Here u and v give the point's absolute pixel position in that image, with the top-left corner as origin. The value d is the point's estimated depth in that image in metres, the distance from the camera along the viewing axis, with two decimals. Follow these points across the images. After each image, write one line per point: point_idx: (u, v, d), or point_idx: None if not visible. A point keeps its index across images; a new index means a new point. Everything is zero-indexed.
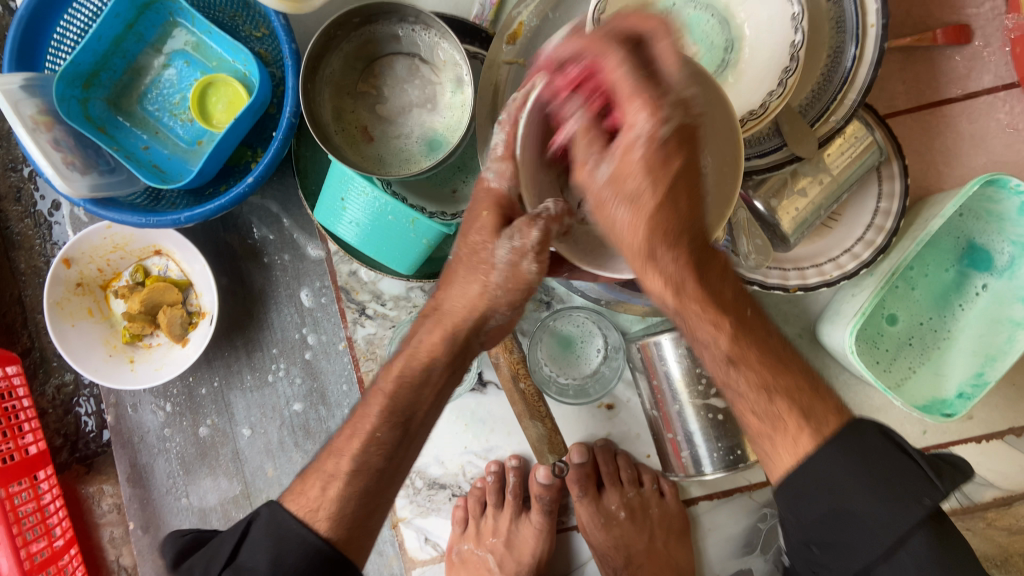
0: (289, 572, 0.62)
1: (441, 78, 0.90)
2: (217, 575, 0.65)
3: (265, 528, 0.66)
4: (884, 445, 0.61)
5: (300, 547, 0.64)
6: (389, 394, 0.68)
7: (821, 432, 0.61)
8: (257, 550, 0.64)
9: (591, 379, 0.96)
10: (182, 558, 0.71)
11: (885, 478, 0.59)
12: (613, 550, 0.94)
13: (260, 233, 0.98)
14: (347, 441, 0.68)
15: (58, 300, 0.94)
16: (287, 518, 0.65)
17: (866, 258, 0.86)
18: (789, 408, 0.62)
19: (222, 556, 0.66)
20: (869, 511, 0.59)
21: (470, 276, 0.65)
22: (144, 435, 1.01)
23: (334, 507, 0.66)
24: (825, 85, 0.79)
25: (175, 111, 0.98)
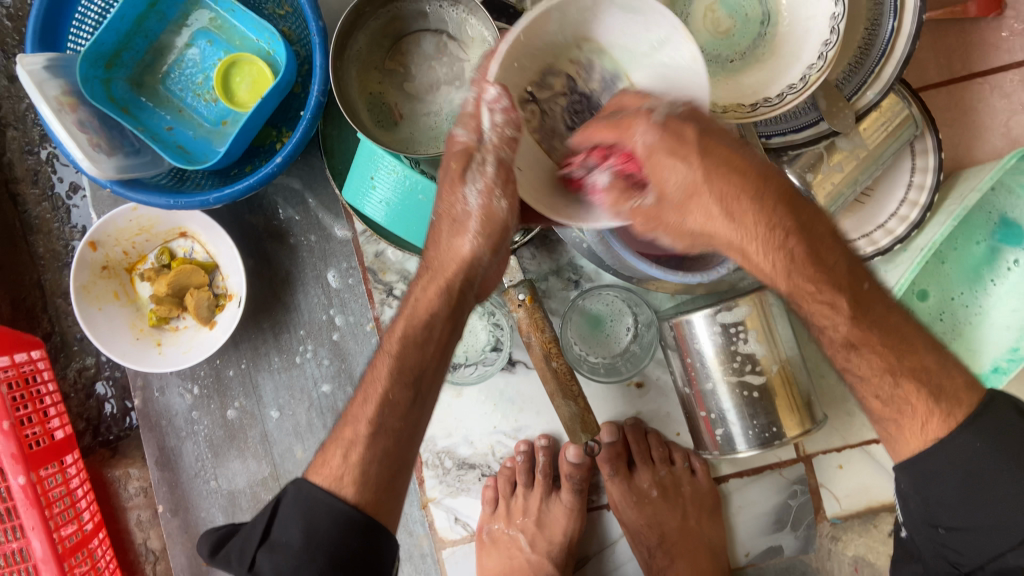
0: (320, 544, 0.62)
1: (469, 55, 0.89)
2: (252, 556, 0.64)
3: (294, 504, 0.65)
4: (1013, 422, 0.60)
5: (328, 515, 0.63)
6: (399, 354, 0.69)
7: (950, 416, 0.61)
8: (289, 523, 0.64)
9: (620, 358, 0.95)
10: (218, 546, 0.69)
11: (1020, 453, 0.59)
12: (647, 528, 0.94)
13: (286, 214, 0.97)
14: (363, 405, 0.68)
15: (84, 284, 0.93)
16: (313, 488, 0.65)
17: (900, 233, 0.86)
18: (913, 392, 0.62)
19: (256, 534, 0.66)
20: (994, 480, 0.59)
21: (454, 232, 0.70)
22: (171, 419, 1.00)
23: (359, 472, 0.65)
24: (862, 59, 0.78)
25: (198, 91, 0.97)
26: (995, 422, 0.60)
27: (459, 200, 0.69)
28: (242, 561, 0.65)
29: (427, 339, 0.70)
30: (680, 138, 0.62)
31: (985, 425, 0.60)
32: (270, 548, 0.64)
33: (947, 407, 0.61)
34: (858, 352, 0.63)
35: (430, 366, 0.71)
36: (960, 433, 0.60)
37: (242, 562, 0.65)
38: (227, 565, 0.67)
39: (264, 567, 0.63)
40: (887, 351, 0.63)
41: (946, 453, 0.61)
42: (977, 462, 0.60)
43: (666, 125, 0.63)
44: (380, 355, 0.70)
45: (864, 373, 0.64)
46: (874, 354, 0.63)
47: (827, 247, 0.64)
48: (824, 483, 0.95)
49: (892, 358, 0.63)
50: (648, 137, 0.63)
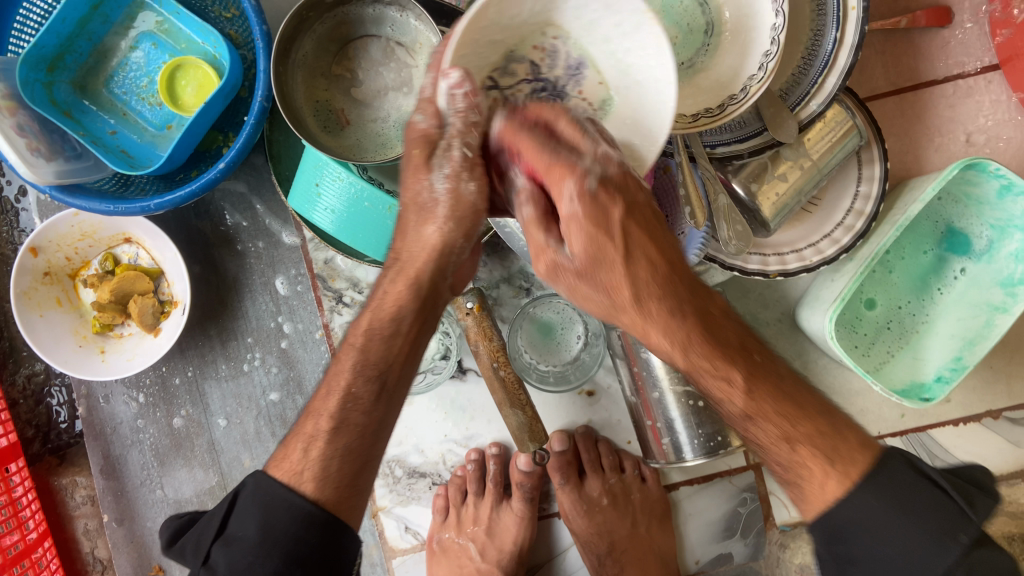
0: (277, 540, 0.61)
1: (417, 61, 0.87)
2: (207, 550, 0.63)
3: (252, 498, 0.64)
4: (914, 478, 0.58)
5: (288, 513, 0.62)
6: (365, 348, 0.67)
7: (846, 476, 0.58)
8: (247, 518, 0.63)
9: (571, 366, 0.95)
10: (175, 538, 0.69)
11: (912, 505, 0.56)
12: (596, 537, 0.94)
13: (233, 220, 0.96)
14: (324, 400, 0.67)
15: (25, 290, 0.92)
16: (271, 482, 0.64)
17: (847, 243, 0.86)
18: (811, 456, 0.60)
19: (211, 528, 0.65)
20: (894, 533, 0.56)
21: (421, 220, 0.64)
22: (116, 427, 0.99)
23: (319, 467, 0.64)
24: (806, 69, 0.78)
25: (143, 94, 0.95)
26: (893, 478, 0.58)
27: (424, 186, 0.62)
28: (196, 556, 0.64)
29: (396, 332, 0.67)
30: (604, 213, 0.57)
31: (883, 480, 0.57)
32: (225, 546, 0.63)
33: (842, 469, 0.58)
34: (757, 424, 0.61)
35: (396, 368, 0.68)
36: (857, 491, 0.58)
37: (197, 555, 0.64)
38: (182, 557, 0.66)
39: (220, 561, 0.62)
40: (781, 418, 0.60)
41: (858, 491, 0.58)
42: (879, 502, 0.57)
43: (597, 194, 0.57)
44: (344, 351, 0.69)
45: (765, 440, 0.62)
46: (768, 424, 0.61)
47: (718, 319, 0.62)
48: (774, 491, 0.96)
49: (786, 425, 0.60)
50: (577, 203, 0.57)
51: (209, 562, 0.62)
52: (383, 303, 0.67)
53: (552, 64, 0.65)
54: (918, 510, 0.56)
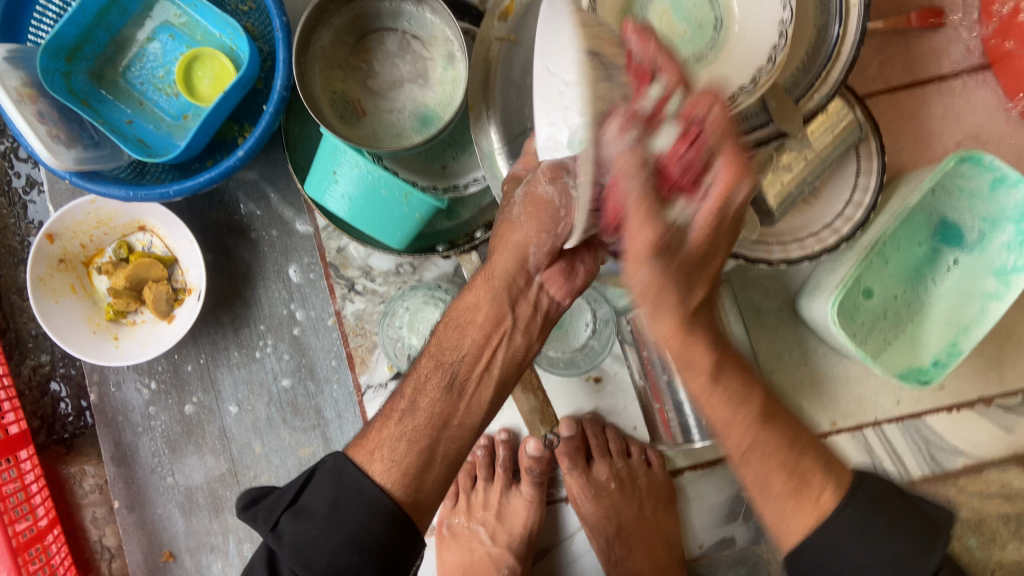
0: (345, 518, 0.66)
1: (432, 53, 0.90)
2: (277, 516, 0.68)
3: (328, 475, 0.68)
4: (887, 490, 0.63)
5: (359, 496, 0.67)
6: (444, 340, 0.74)
7: (840, 487, 0.62)
8: (320, 491, 0.67)
9: (579, 353, 0.96)
10: (252, 500, 0.74)
11: (894, 517, 0.61)
12: (604, 520, 0.96)
13: (247, 209, 0.97)
14: (408, 387, 0.73)
15: (41, 276, 0.92)
16: (348, 463, 0.69)
17: (847, 232, 0.89)
18: (811, 463, 0.63)
19: (285, 497, 0.69)
20: (884, 543, 0.60)
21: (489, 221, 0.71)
22: (128, 414, 1.00)
23: (389, 449, 0.69)
24: (810, 63, 0.81)
25: (159, 85, 0.96)
26: (873, 490, 0.63)
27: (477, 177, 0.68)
28: (266, 520, 0.69)
29: (467, 325, 0.74)
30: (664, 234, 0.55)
31: (865, 491, 0.62)
32: (292, 519, 0.67)
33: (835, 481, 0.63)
34: None
35: (467, 367, 0.73)
36: (836, 513, 0.61)
37: (267, 520, 0.69)
38: (252, 518, 0.71)
39: (285, 530, 0.66)
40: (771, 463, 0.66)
41: (823, 536, 0.61)
42: (860, 531, 0.60)
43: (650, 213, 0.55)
44: (424, 356, 0.75)
45: None
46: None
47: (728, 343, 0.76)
48: None
49: None
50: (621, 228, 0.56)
51: (278, 528, 0.67)
52: (466, 296, 0.75)
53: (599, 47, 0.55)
54: (895, 515, 0.61)
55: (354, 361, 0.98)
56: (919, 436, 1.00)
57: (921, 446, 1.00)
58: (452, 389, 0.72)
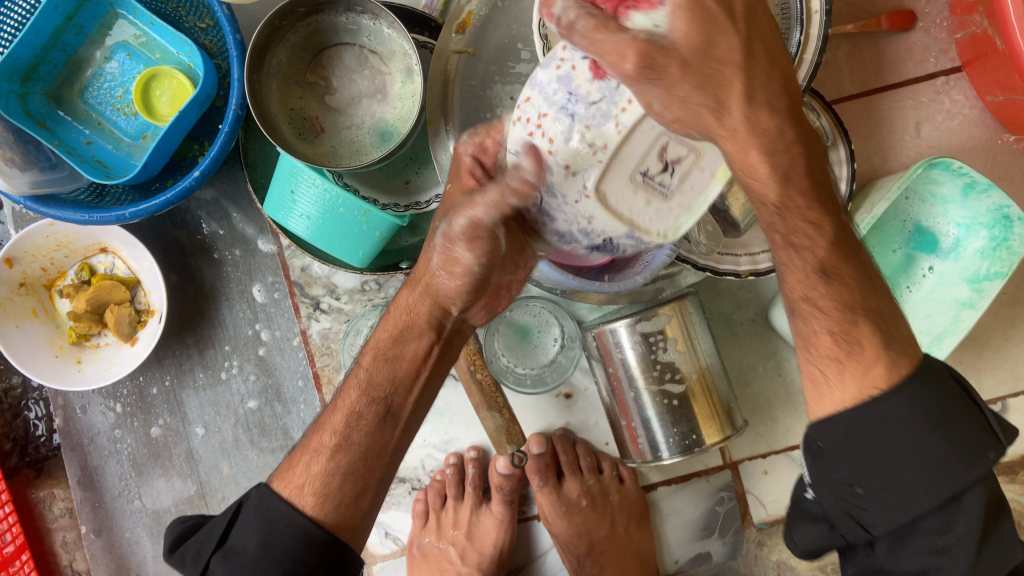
0: (275, 558, 0.65)
1: (390, 68, 0.89)
2: (205, 560, 0.66)
3: (255, 512, 0.68)
4: (954, 389, 0.60)
5: (289, 533, 0.66)
6: (370, 369, 0.73)
7: (897, 366, 0.60)
8: (248, 532, 0.66)
9: (546, 368, 0.96)
10: (177, 543, 0.72)
11: (952, 420, 0.58)
12: (576, 538, 0.94)
13: (209, 229, 0.96)
14: (331, 415, 0.73)
15: (1, 301, 0.91)
16: (275, 499, 0.68)
17: None
18: (868, 335, 0.61)
19: (213, 537, 0.68)
20: (902, 463, 0.57)
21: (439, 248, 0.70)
22: (93, 437, 0.98)
23: (320, 483, 0.69)
24: None
25: (117, 105, 0.95)
26: (927, 392, 0.59)
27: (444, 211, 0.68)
28: (196, 563, 0.67)
29: (398, 354, 0.73)
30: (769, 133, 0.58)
31: (924, 384, 0.59)
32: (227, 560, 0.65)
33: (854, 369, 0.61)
34: None
35: (401, 397, 0.73)
36: (901, 391, 0.59)
37: (197, 564, 0.67)
38: (182, 565, 0.69)
39: (216, 573, 0.65)
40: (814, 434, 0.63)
41: (868, 412, 0.59)
42: (909, 425, 0.58)
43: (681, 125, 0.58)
44: (354, 379, 0.74)
45: None
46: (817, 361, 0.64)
47: None
48: (751, 490, 0.97)
49: None
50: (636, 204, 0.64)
51: (209, 571, 0.66)
52: (388, 326, 0.75)
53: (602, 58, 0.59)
54: (955, 422, 0.58)
55: (321, 381, 0.97)
56: None
57: None
58: (386, 418, 0.72)
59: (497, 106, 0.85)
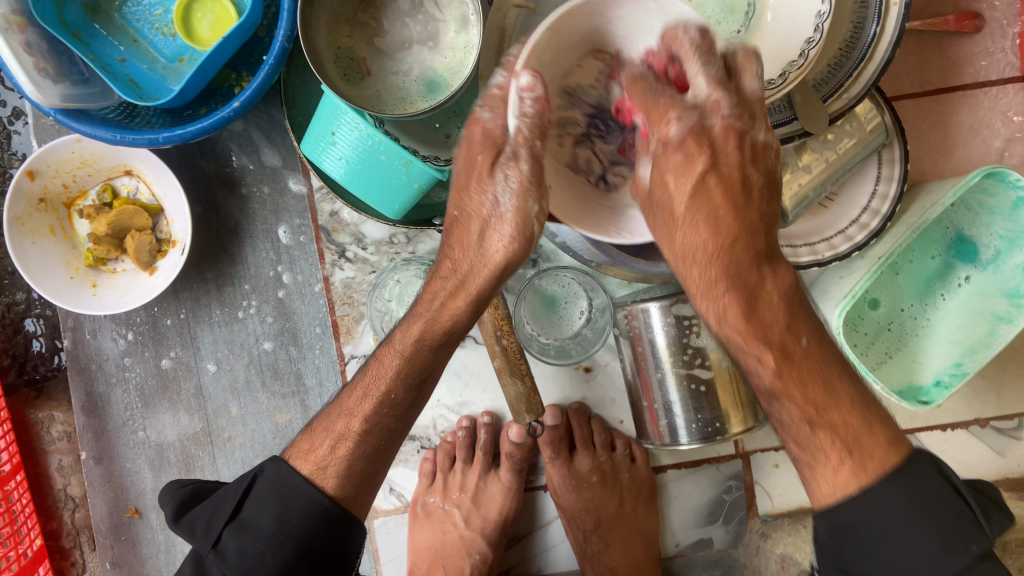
0: (290, 533, 0.66)
1: (445, 16, 0.85)
2: (219, 532, 0.68)
3: (270, 485, 0.69)
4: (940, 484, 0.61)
5: (305, 504, 0.68)
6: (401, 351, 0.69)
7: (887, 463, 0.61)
8: (263, 506, 0.68)
9: (571, 341, 0.95)
10: (182, 512, 0.74)
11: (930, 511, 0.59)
12: (584, 512, 0.93)
13: (239, 162, 0.94)
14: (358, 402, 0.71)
15: (18, 215, 0.88)
16: (288, 471, 0.69)
17: (860, 241, 0.85)
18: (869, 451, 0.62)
19: (225, 512, 0.70)
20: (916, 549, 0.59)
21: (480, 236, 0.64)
22: (101, 363, 0.96)
23: (344, 464, 0.69)
24: (843, 59, 0.77)
25: (157, 24, 0.91)
26: (920, 480, 0.60)
27: (489, 200, 0.63)
28: (206, 537, 0.69)
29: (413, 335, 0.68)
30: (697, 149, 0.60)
31: (912, 480, 0.60)
32: (254, 530, 0.67)
33: (859, 462, 0.61)
34: (779, 403, 0.64)
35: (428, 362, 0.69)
36: (879, 484, 0.60)
37: (207, 537, 0.69)
38: (190, 533, 0.71)
39: (231, 544, 0.67)
40: (807, 403, 0.63)
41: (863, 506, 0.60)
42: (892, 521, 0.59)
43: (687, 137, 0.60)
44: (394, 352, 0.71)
45: (788, 418, 0.65)
46: (792, 404, 0.63)
47: None
48: (760, 481, 0.96)
49: (813, 411, 0.63)
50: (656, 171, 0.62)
51: (221, 545, 0.68)
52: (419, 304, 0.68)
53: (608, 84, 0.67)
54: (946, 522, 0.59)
55: (339, 330, 0.96)
56: None
57: None
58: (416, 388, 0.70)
59: None
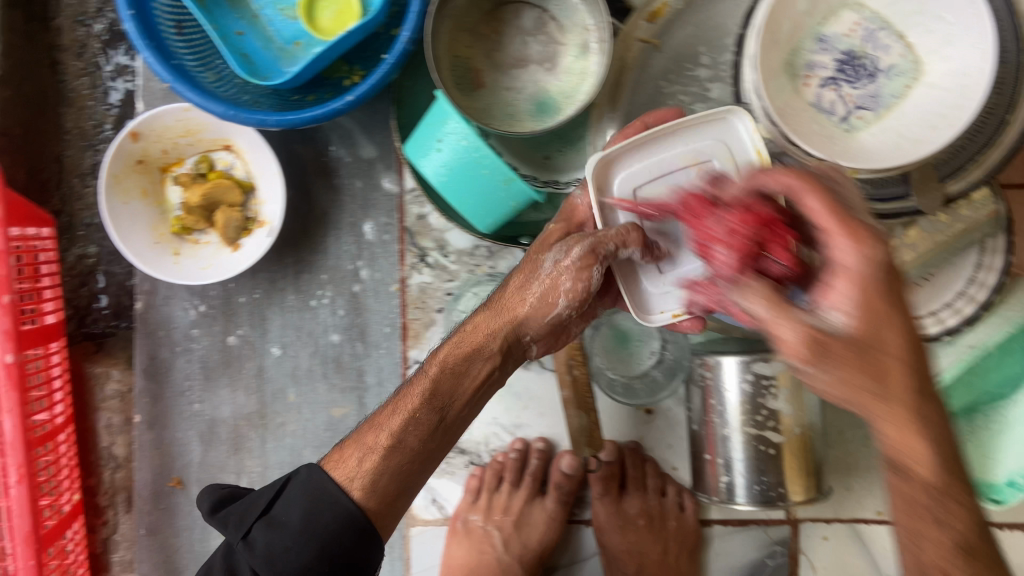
0: (315, 534, 0.66)
1: (566, 40, 0.86)
2: (250, 524, 0.69)
3: (301, 489, 0.69)
4: None
5: (331, 510, 0.67)
6: (436, 378, 0.72)
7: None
8: (292, 504, 0.68)
9: (638, 380, 0.94)
10: (219, 506, 0.75)
11: None
12: (626, 556, 0.92)
13: (337, 153, 0.94)
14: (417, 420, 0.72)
15: (116, 173, 0.89)
16: (325, 478, 0.69)
17: (951, 326, 0.84)
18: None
19: (258, 506, 0.70)
20: None
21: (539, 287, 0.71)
22: (170, 330, 0.97)
23: (369, 479, 0.68)
24: (980, 129, 0.74)
25: (280, 5, 0.91)
26: None
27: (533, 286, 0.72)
28: (237, 527, 0.70)
29: (466, 372, 0.72)
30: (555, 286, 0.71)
31: None
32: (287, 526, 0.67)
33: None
34: None
35: (457, 410, 0.73)
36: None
37: (238, 528, 0.70)
38: (223, 526, 0.72)
39: (257, 538, 0.68)
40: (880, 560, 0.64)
41: None
42: None
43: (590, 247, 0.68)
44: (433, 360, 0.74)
45: None
46: None
47: None
48: (806, 552, 0.94)
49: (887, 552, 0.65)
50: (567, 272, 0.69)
51: (248, 538, 0.68)
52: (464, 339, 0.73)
53: (845, 95, 0.72)
54: None
55: (408, 333, 0.95)
56: None
57: None
58: (438, 429, 0.71)
59: (667, 105, 0.84)
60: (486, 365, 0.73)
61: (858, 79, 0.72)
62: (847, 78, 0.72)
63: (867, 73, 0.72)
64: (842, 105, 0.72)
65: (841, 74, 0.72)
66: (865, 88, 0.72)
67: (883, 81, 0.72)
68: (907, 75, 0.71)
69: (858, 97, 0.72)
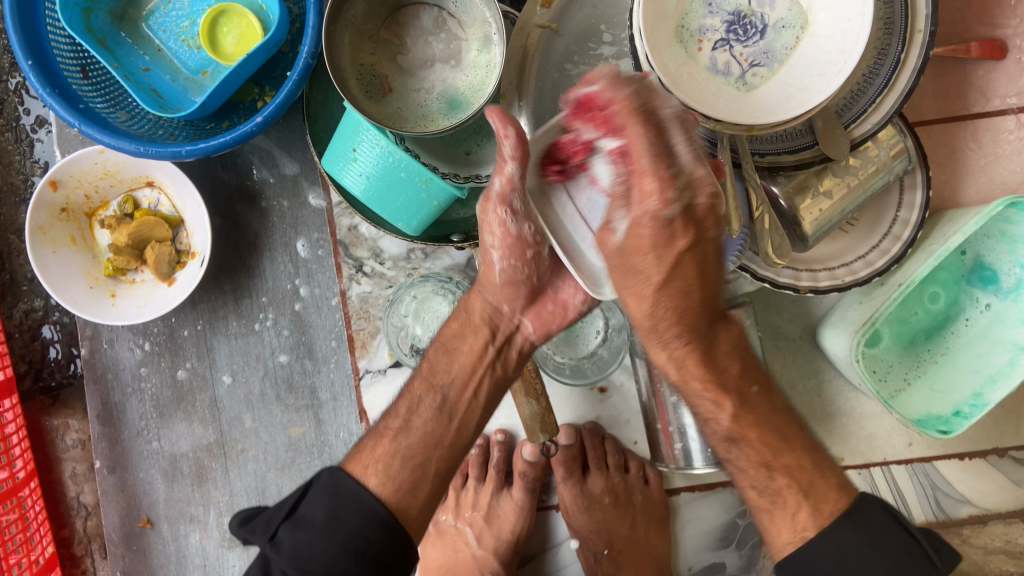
0: (343, 530, 0.64)
1: (467, 34, 0.86)
2: (274, 527, 0.66)
3: (324, 489, 0.67)
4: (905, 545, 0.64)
5: (357, 508, 0.66)
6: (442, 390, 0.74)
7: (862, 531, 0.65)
8: (317, 503, 0.66)
9: (587, 361, 0.94)
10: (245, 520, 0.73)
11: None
12: (594, 534, 0.93)
13: (260, 175, 0.94)
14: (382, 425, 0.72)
15: (40, 225, 0.89)
16: (346, 477, 0.68)
17: (881, 266, 0.84)
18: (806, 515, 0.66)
19: (282, 510, 0.67)
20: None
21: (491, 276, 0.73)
22: (118, 373, 0.97)
23: (384, 471, 0.69)
24: (875, 71, 0.75)
25: (182, 36, 0.92)
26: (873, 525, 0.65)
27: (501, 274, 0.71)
28: (263, 532, 0.67)
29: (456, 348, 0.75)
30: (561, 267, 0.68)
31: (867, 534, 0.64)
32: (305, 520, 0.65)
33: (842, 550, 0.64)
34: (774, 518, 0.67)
35: (456, 389, 0.74)
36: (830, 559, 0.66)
37: (265, 531, 0.67)
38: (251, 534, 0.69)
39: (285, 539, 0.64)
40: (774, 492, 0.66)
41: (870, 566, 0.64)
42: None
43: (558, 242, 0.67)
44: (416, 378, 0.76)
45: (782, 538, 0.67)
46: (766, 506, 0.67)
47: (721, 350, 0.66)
48: None
49: (805, 518, 0.65)
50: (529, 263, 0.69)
51: (276, 538, 0.65)
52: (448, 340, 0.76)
53: (739, 55, 0.73)
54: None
55: (355, 344, 0.95)
56: (928, 481, 0.97)
57: (929, 491, 0.96)
58: (443, 411, 0.73)
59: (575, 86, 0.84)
60: (477, 339, 0.75)
61: (751, 38, 0.73)
62: (740, 38, 0.73)
63: (759, 30, 0.72)
64: (738, 65, 0.72)
65: (731, 34, 0.72)
66: (759, 45, 0.72)
67: (775, 34, 0.72)
68: (795, 26, 0.71)
69: (755, 55, 0.72)
